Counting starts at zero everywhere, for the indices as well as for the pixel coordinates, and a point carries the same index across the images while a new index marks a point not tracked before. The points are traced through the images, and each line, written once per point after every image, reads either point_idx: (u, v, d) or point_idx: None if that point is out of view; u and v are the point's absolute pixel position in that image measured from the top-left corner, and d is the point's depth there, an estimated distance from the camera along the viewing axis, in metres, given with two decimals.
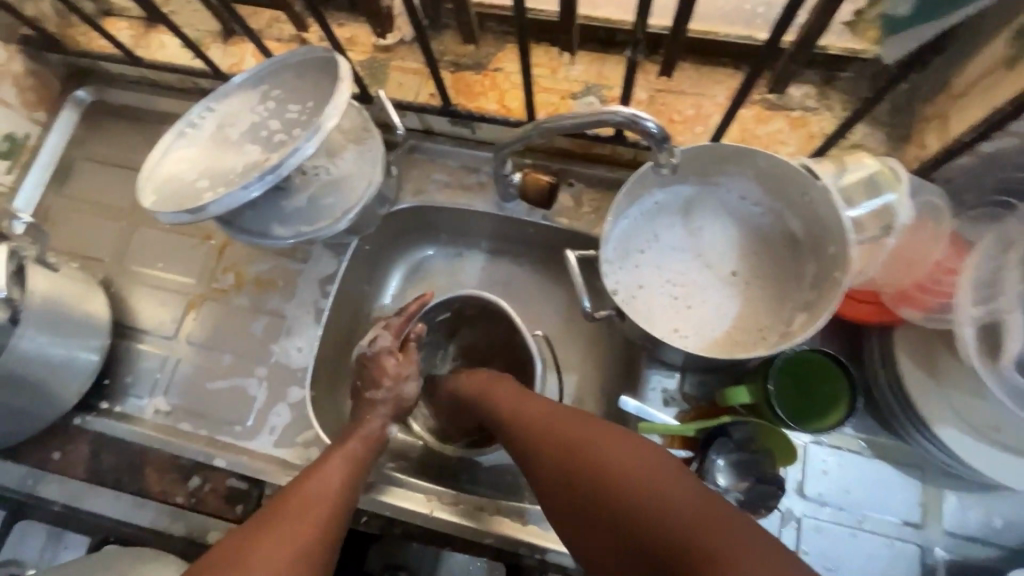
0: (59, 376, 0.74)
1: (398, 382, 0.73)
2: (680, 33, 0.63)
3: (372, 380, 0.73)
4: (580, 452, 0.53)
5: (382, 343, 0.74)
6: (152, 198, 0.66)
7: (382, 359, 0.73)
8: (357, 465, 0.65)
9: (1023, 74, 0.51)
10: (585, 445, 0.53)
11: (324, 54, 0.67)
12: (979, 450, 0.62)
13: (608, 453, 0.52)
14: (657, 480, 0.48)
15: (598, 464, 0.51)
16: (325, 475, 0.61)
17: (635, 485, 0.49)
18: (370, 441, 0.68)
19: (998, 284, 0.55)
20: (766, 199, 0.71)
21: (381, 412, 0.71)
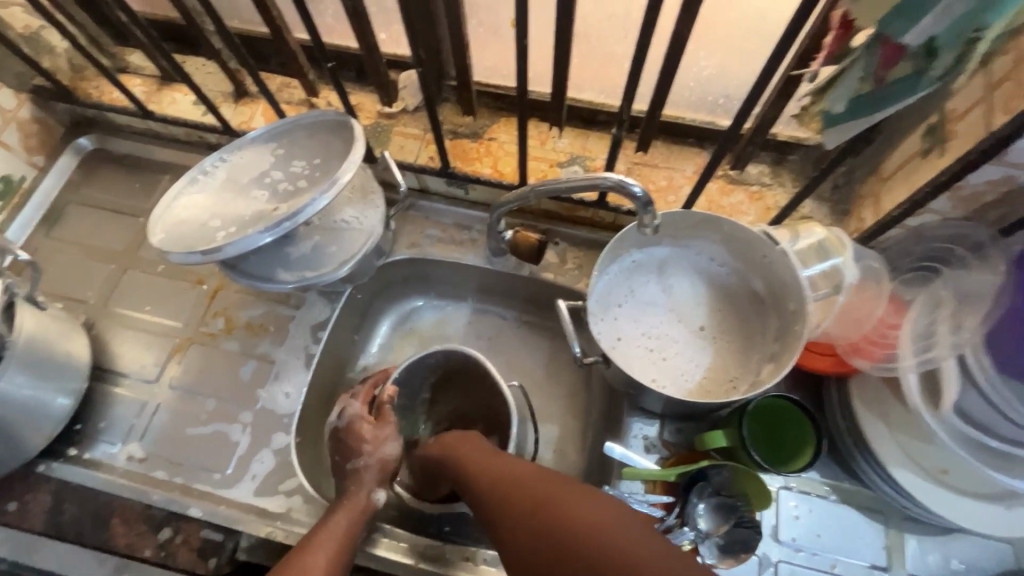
0: (30, 421, 0.71)
1: (378, 445, 0.72)
2: (656, 116, 0.73)
3: (352, 450, 0.72)
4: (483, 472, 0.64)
5: (352, 411, 0.75)
6: (162, 237, 0.69)
7: (354, 427, 0.73)
8: (344, 541, 0.64)
9: (935, 161, 0.62)
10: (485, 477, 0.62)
11: (335, 117, 0.74)
12: (932, 491, 0.67)
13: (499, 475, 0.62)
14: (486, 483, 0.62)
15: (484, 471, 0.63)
16: (315, 554, 0.61)
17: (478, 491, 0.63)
18: (357, 512, 0.67)
19: (933, 337, 0.63)
20: (731, 262, 0.79)
21: (365, 479, 0.70)
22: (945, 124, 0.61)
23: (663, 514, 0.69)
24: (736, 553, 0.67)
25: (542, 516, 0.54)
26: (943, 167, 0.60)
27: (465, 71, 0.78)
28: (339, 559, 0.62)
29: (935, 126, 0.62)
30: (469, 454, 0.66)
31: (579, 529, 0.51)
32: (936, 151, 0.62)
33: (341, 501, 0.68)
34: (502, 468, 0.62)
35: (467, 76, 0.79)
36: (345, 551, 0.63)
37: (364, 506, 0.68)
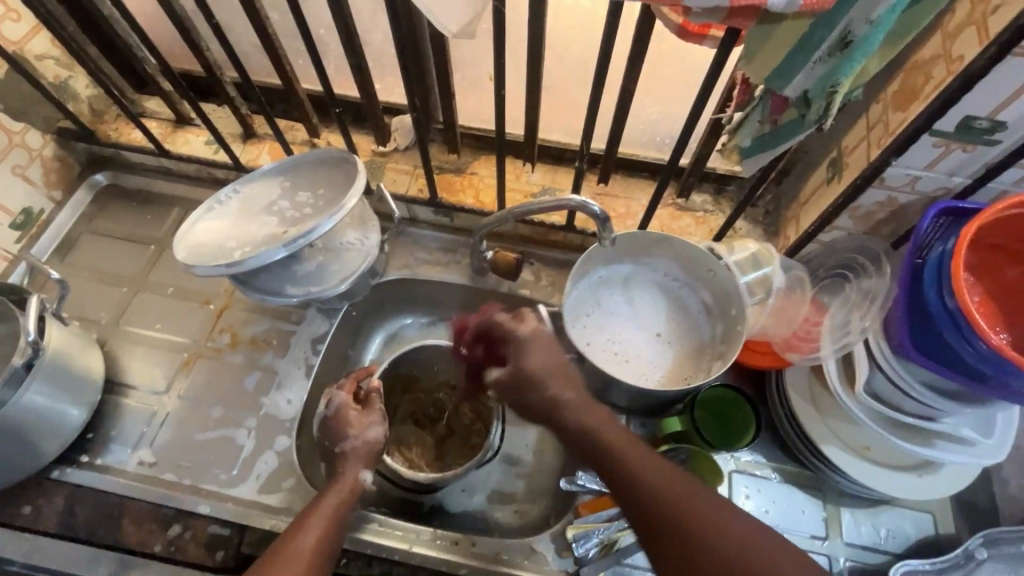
0: (49, 428, 0.77)
1: (364, 429, 0.78)
2: (613, 153, 0.86)
3: (339, 434, 0.78)
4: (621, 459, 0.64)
5: (339, 400, 0.80)
6: (184, 255, 0.78)
7: (343, 413, 0.79)
8: (334, 518, 0.70)
9: (834, 188, 0.76)
10: (631, 471, 0.63)
11: (338, 154, 0.85)
12: (858, 465, 0.78)
13: (648, 477, 0.62)
14: (625, 470, 0.63)
15: (625, 460, 0.64)
16: (306, 533, 0.67)
17: (613, 465, 0.64)
18: (343, 493, 0.73)
19: (847, 329, 0.76)
20: (684, 275, 0.91)
21: (352, 462, 0.76)
22: (841, 157, 0.75)
23: None
24: None
25: (657, 506, 0.60)
26: (840, 191, 0.74)
27: (451, 116, 0.91)
28: (328, 537, 0.68)
29: (834, 159, 0.77)
30: (541, 386, 0.70)
31: (652, 498, 0.60)
32: (835, 179, 0.76)
33: (332, 480, 0.74)
34: (575, 421, 0.68)
35: (453, 120, 0.92)
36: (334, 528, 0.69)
37: (350, 487, 0.74)
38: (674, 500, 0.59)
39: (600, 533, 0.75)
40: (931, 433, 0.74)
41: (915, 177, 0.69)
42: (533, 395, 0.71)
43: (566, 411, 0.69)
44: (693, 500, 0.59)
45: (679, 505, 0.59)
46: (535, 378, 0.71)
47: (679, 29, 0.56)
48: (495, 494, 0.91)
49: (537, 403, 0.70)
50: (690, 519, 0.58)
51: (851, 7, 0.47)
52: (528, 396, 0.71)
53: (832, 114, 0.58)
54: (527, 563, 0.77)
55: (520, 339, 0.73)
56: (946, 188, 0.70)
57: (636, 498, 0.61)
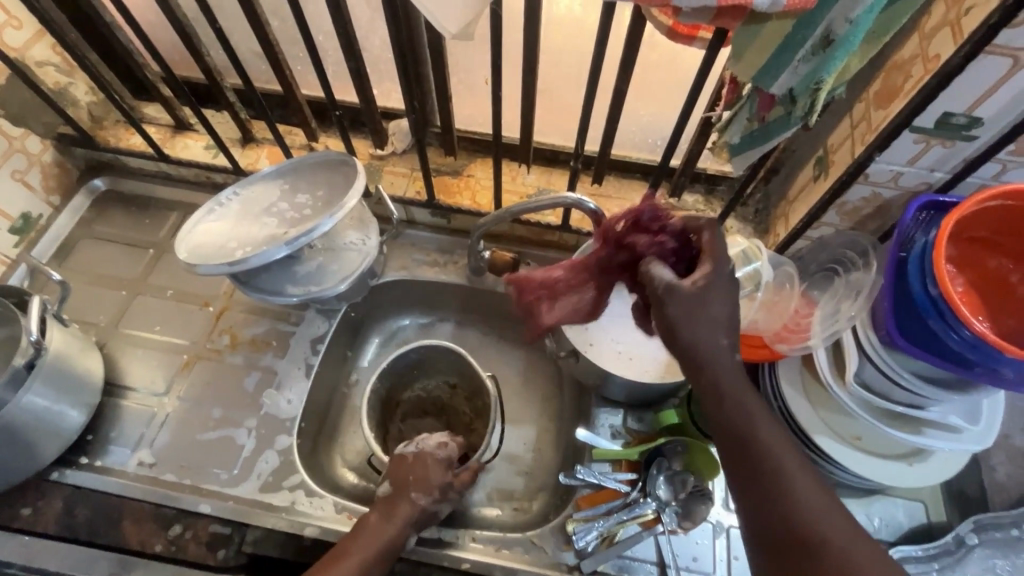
0: (49, 429, 0.77)
1: (442, 496, 0.77)
2: (606, 154, 0.88)
3: (417, 484, 0.76)
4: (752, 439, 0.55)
5: (442, 455, 0.79)
6: (186, 255, 0.79)
7: (435, 471, 0.77)
8: (376, 557, 0.69)
9: (821, 185, 0.79)
10: (761, 456, 0.54)
11: (336, 157, 0.87)
12: (850, 454, 0.80)
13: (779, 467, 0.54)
14: (754, 452, 0.54)
15: (760, 441, 0.55)
16: (344, 562, 0.67)
17: (743, 442, 0.55)
18: (395, 539, 0.71)
19: (836, 319, 0.77)
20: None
21: (405, 515, 0.73)
22: (827, 155, 0.78)
23: (628, 489, 0.79)
24: (693, 518, 0.77)
25: (777, 501, 0.53)
26: (826, 187, 0.77)
27: (448, 119, 0.93)
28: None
29: (821, 157, 0.79)
30: (709, 318, 0.56)
31: (777, 490, 0.53)
32: (821, 177, 0.79)
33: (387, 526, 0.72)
34: (720, 378, 0.56)
35: (450, 123, 0.94)
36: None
37: (400, 538, 0.72)
38: (796, 503, 0.52)
39: (599, 525, 0.76)
40: (921, 422, 0.75)
41: (898, 173, 0.72)
42: (698, 326, 0.56)
43: (716, 362, 0.56)
44: (821, 512, 0.52)
45: (794, 489, 0.53)
46: (700, 308, 0.56)
47: (668, 31, 0.58)
48: (495, 491, 0.92)
49: (693, 337, 0.56)
50: (801, 508, 0.52)
51: (832, 6, 0.50)
52: (694, 330, 0.56)
53: (817, 111, 0.60)
54: (527, 556, 0.78)
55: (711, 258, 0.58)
56: (927, 183, 0.72)
57: (757, 479, 0.54)
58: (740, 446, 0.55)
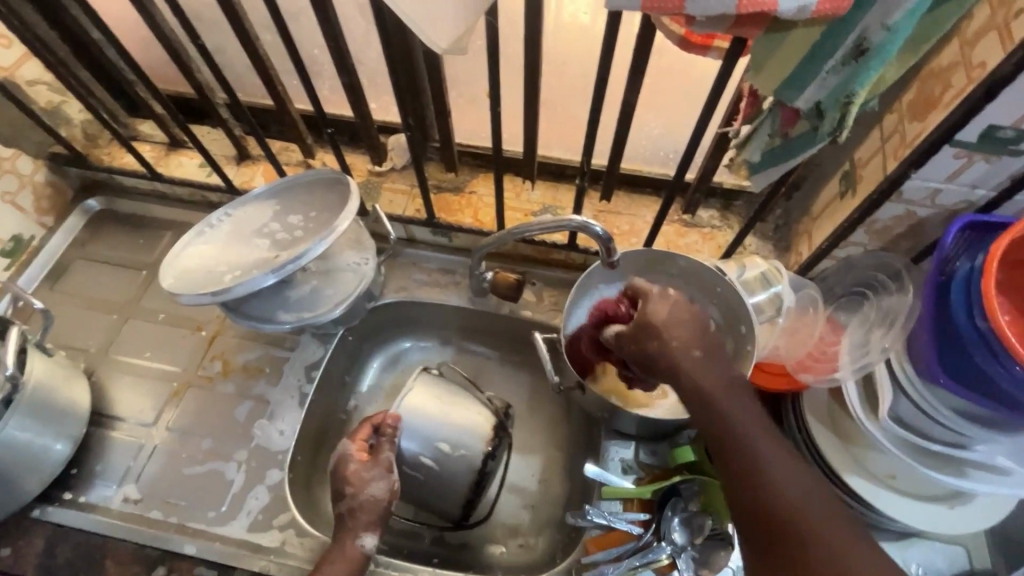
0: (30, 465, 0.74)
1: (361, 487, 0.72)
2: (614, 170, 0.83)
3: (339, 490, 0.72)
4: (736, 427, 0.60)
5: (343, 450, 0.74)
6: (172, 282, 0.76)
7: (345, 466, 0.73)
8: None
9: (848, 203, 0.72)
10: (750, 443, 0.59)
11: (330, 176, 0.83)
12: (883, 495, 0.73)
13: (767, 455, 0.58)
14: (744, 437, 0.59)
15: (745, 432, 0.59)
16: None
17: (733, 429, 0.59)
18: (351, 562, 0.69)
19: (867, 348, 0.71)
20: (684, 286, 0.83)
21: (354, 526, 0.71)
22: (855, 170, 0.72)
23: (641, 531, 0.73)
24: (710, 564, 0.71)
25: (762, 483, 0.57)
26: (855, 205, 0.70)
27: (447, 133, 0.88)
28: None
29: (848, 172, 0.73)
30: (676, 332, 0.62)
31: (764, 471, 0.57)
32: (849, 194, 0.73)
33: (336, 548, 0.70)
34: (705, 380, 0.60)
35: (449, 138, 0.89)
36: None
37: (355, 557, 0.69)
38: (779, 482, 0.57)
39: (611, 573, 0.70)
40: (962, 461, 0.69)
41: (935, 190, 0.65)
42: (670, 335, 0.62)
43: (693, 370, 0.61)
44: (810, 496, 0.56)
45: (781, 479, 0.57)
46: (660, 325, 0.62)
47: (681, 40, 0.54)
48: (499, 527, 0.87)
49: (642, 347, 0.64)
50: (783, 495, 0.56)
51: (866, 11, 0.44)
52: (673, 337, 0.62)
53: (848, 126, 0.54)
54: None
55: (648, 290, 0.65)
56: (969, 201, 0.66)
57: (744, 465, 0.58)
58: (724, 433, 0.60)
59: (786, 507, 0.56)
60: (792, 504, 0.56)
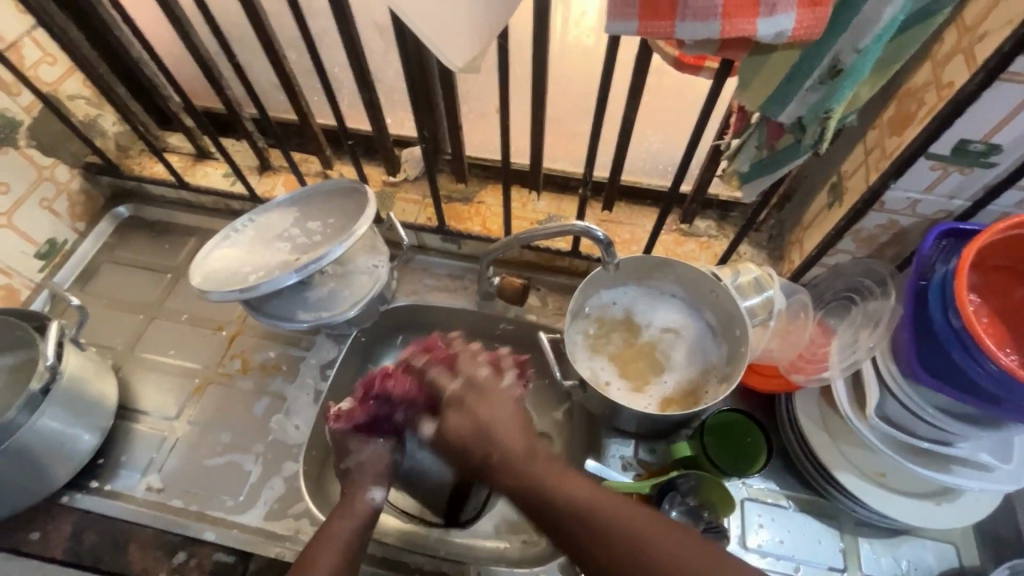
0: (61, 454, 0.78)
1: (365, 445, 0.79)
2: (615, 181, 0.88)
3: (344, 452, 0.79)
4: (540, 480, 0.60)
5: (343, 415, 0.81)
6: (200, 281, 0.81)
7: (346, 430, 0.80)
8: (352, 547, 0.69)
9: (835, 212, 0.77)
10: (563, 492, 0.59)
11: (348, 184, 0.88)
12: (873, 492, 0.76)
13: (583, 496, 0.59)
14: (563, 485, 0.59)
15: (547, 485, 0.59)
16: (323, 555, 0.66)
17: (551, 482, 0.60)
18: (361, 516, 0.72)
19: (854, 347, 0.75)
20: (686, 320, 0.89)
21: (361, 479, 0.76)
22: (841, 182, 0.76)
23: None
24: None
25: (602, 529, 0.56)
26: (841, 214, 0.75)
27: (459, 146, 0.94)
28: (341, 564, 0.66)
29: (835, 184, 0.78)
30: (483, 399, 0.66)
31: (588, 515, 0.57)
32: (836, 204, 0.77)
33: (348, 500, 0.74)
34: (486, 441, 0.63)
35: (461, 151, 0.95)
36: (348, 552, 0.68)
37: (364, 511, 0.73)
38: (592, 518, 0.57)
39: None
40: (948, 459, 0.72)
41: (915, 200, 0.70)
42: (480, 404, 0.66)
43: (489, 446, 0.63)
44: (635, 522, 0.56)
45: (605, 520, 0.57)
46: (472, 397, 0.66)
47: (675, 61, 0.59)
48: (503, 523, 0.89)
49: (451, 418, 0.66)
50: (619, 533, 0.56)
51: (839, 37, 0.49)
52: (485, 410, 0.65)
53: (829, 139, 0.59)
54: None
55: (451, 395, 0.67)
56: (947, 211, 0.70)
57: (579, 520, 0.57)
58: (547, 484, 0.60)
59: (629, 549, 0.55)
60: (629, 539, 0.55)
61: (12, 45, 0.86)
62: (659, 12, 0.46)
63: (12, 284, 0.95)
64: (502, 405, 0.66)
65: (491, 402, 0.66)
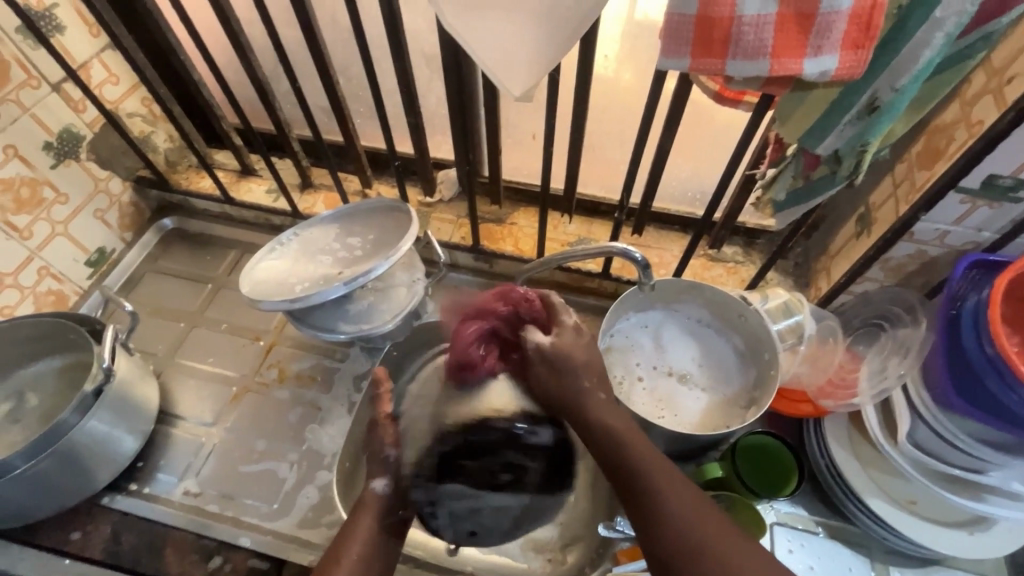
0: (105, 457, 0.81)
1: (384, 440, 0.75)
2: (647, 206, 0.92)
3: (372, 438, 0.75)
4: (613, 448, 0.63)
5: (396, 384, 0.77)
6: (250, 291, 0.84)
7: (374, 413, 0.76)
8: (373, 536, 0.68)
9: (864, 241, 0.79)
10: (636, 467, 0.61)
11: (390, 203, 0.92)
12: (905, 519, 0.76)
13: (656, 475, 0.61)
14: (632, 460, 0.62)
15: (621, 455, 0.63)
16: (345, 545, 0.66)
17: (622, 453, 0.63)
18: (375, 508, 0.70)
19: (884, 375, 0.76)
20: (706, 374, 0.89)
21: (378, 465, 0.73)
22: (870, 212, 0.79)
23: None
24: None
25: (665, 508, 0.58)
26: (870, 243, 0.78)
27: (496, 170, 0.98)
28: (369, 553, 0.66)
29: (863, 214, 0.81)
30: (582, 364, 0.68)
31: (655, 493, 0.59)
32: (864, 233, 0.80)
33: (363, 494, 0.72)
34: (595, 415, 0.66)
35: (498, 174, 0.99)
36: (371, 544, 0.67)
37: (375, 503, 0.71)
38: (661, 500, 0.59)
39: None
40: (980, 487, 0.72)
41: (944, 231, 0.72)
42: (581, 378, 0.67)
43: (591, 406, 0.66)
44: (695, 507, 0.58)
45: (666, 503, 0.59)
46: (581, 349, 0.68)
47: (715, 94, 0.63)
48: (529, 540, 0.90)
49: (566, 364, 0.68)
50: (677, 519, 0.57)
51: (877, 76, 0.53)
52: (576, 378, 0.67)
53: (863, 171, 0.62)
54: None
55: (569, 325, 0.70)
56: (975, 242, 0.73)
57: (640, 492, 0.60)
58: (619, 456, 0.62)
59: (685, 531, 0.56)
60: (686, 528, 0.57)
61: (82, 66, 0.92)
62: (712, 51, 0.49)
63: (63, 290, 1.00)
64: (596, 359, 0.69)
65: (588, 360, 0.68)
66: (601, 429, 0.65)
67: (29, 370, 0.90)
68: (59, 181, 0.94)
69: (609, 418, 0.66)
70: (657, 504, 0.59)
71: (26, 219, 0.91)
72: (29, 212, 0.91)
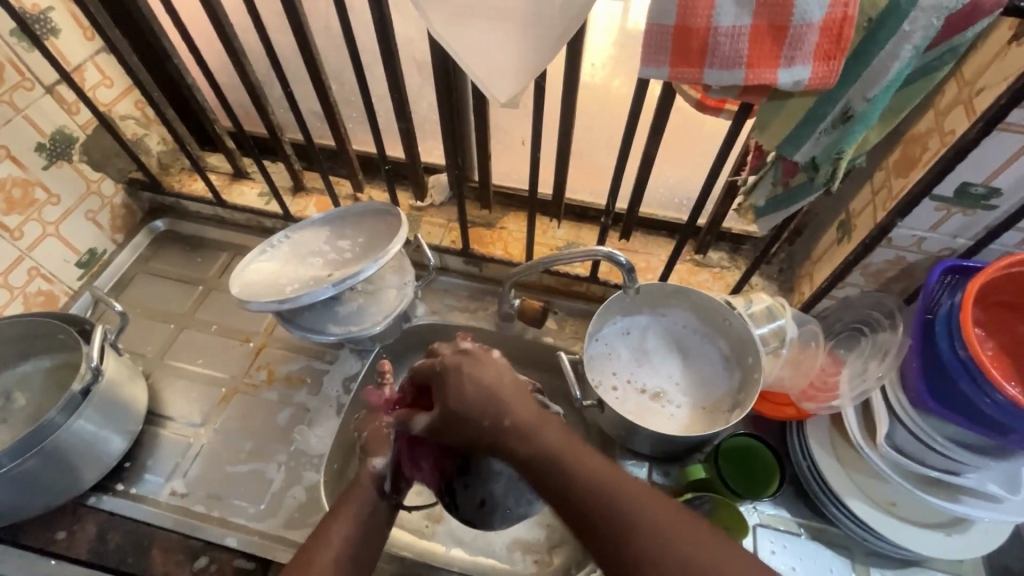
0: (92, 456, 0.81)
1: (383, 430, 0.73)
2: (634, 212, 0.93)
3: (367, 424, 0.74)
4: (545, 457, 0.59)
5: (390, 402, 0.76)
6: (239, 292, 0.85)
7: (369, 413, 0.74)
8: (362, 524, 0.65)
9: (844, 247, 0.81)
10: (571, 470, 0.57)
11: (381, 207, 0.93)
12: (884, 520, 0.78)
13: (594, 475, 0.56)
14: (564, 462, 0.58)
15: (553, 461, 0.58)
16: (328, 536, 0.63)
17: (553, 458, 0.58)
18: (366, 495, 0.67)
19: (864, 377, 0.77)
20: (691, 377, 0.90)
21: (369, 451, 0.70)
22: (850, 219, 0.81)
23: None
24: None
25: (612, 509, 0.53)
26: (850, 249, 0.79)
27: (486, 175, 0.99)
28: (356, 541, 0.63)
29: (843, 221, 0.83)
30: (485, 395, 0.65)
31: (596, 494, 0.55)
32: (844, 239, 0.82)
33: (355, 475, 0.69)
34: (509, 430, 0.62)
35: (488, 180, 1.00)
36: (361, 531, 0.64)
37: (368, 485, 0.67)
38: (609, 499, 0.54)
39: None
40: (957, 489, 0.74)
41: (921, 238, 0.74)
42: (498, 405, 0.64)
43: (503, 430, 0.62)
44: (648, 499, 0.54)
45: (614, 499, 0.54)
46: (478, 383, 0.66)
47: (697, 103, 0.65)
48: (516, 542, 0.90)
49: (470, 406, 0.65)
50: (630, 515, 0.52)
51: (849, 86, 0.54)
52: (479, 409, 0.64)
53: (839, 178, 0.63)
54: None
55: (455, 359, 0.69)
56: (950, 249, 0.74)
57: (583, 498, 0.55)
58: (551, 463, 0.58)
59: (640, 529, 0.51)
60: (641, 522, 0.52)
61: (76, 68, 0.93)
62: (690, 60, 0.51)
63: (53, 290, 1.00)
64: (501, 375, 0.67)
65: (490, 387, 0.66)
66: (529, 441, 0.60)
67: (17, 370, 0.90)
68: (51, 181, 0.95)
69: (533, 427, 0.62)
70: (603, 508, 0.54)
71: (17, 219, 0.91)
72: (20, 212, 0.92)
